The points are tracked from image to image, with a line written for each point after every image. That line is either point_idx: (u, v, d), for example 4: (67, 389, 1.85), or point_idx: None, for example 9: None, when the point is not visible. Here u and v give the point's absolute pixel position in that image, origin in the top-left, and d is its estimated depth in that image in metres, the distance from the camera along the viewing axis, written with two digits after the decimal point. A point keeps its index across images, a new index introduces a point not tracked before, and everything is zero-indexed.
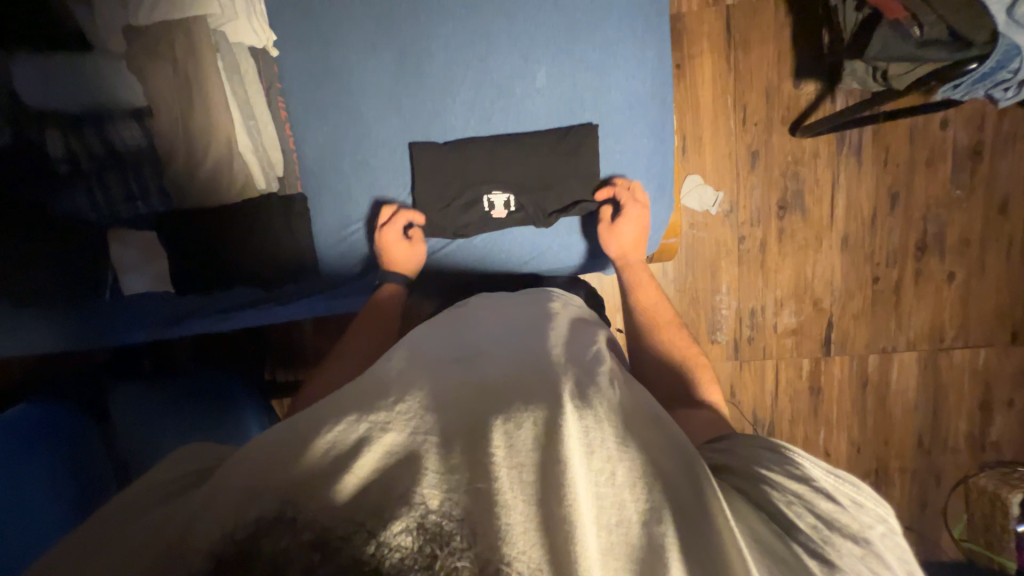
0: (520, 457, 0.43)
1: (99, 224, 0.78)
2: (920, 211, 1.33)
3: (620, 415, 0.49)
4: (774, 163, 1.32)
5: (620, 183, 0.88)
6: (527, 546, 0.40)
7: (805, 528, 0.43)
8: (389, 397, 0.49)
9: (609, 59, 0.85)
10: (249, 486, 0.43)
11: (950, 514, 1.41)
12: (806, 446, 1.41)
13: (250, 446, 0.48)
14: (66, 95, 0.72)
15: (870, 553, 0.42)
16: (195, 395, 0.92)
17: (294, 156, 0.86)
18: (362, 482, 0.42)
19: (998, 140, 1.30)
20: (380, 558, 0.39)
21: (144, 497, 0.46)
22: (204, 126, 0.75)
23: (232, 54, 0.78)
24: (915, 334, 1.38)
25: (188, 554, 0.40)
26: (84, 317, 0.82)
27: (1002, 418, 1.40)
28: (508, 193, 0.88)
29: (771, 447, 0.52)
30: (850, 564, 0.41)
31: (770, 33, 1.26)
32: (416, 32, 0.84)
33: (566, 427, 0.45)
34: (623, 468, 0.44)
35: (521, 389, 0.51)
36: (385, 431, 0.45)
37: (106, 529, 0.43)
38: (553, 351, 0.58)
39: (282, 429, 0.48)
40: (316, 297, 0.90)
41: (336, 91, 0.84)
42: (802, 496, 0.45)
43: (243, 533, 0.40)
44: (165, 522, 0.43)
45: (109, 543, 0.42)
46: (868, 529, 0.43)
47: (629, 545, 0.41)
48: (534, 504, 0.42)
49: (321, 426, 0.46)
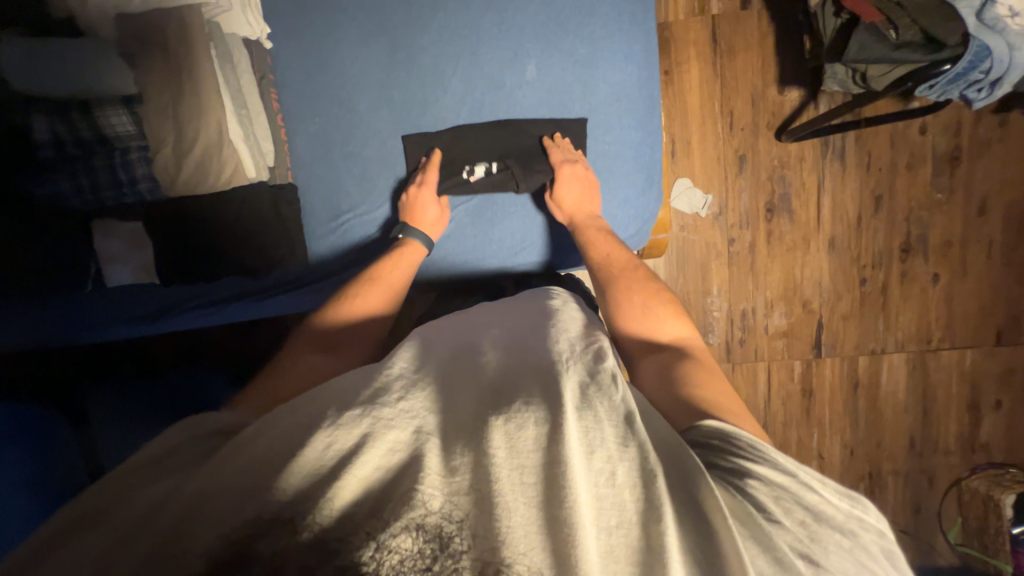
0: (521, 458, 0.44)
1: (83, 211, 0.78)
2: (903, 214, 1.36)
3: (625, 415, 0.48)
4: (761, 166, 1.34)
5: (552, 142, 0.89)
6: (527, 548, 0.40)
7: (792, 526, 0.44)
8: (392, 391, 0.49)
9: (597, 53, 0.87)
10: (247, 486, 0.43)
11: (944, 517, 1.41)
12: (800, 450, 1.41)
13: (243, 437, 0.48)
14: (52, 78, 0.70)
15: (853, 548, 0.44)
16: (174, 400, 0.90)
17: (286, 147, 0.88)
18: (362, 485, 0.43)
19: (975, 143, 1.34)
20: (379, 561, 0.39)
21: (128, 487, 0.46)
22: (196, 109, 0.73)
23: (225, 43, 0.78)
24: (903, 335, 1.40)
25: (182, 556, 0.40)
26: (67, 302, 0.83)
27: (991, 419, 1.41)
28: (490, 160, 0.89)
29: (750, 438, 0.51)
30: (839, 557, 0.43)
31: (754, 41, 1.30)
32: (409, 24, 0.85)
33: (567, 427, 0.45)
34: (622, 468, 0.44)
35: (522, 388, 0.51)
36: (386, 429, 0.45)
37: (90, 527, 0.42)
38: (555, 348, 0.58)
39: (281, 426, 0.48)
40: (304, 290, 0.89)
41: (329, 83, 0.86)
42: (790, 490, 0.46)
43: (238, 535, 0.40)
44: (155, 518, 0.42)
45: (92, 540, 0.41)
46: (846, 524, 0.45)
47: (628, 546, 0.41)
48: (534, 507, 0.42)
49: (320, 421, 0.46)
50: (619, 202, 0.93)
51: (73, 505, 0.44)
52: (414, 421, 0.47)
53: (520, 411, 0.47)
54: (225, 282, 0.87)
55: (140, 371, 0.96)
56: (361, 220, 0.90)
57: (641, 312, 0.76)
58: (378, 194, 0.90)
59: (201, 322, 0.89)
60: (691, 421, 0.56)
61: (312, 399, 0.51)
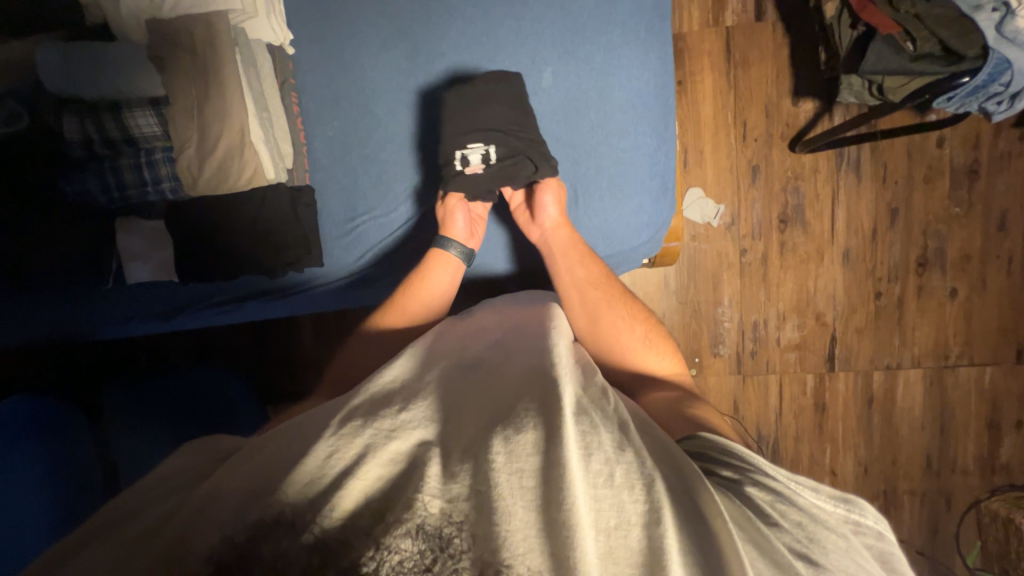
0: (520, 462, 0.44)
1: (109, 209, 0.80)
2: (920, 227, 1.35)
3: (620, 424, 0.50)
4: (775, 177, 1.34)
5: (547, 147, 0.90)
6: (527, 551, 0.40)
7: (789, 527, 0.45)
8: (394, 404, 0.51)
9: (613, 61, 0.88)
10: (250, 491, 0.44)
11: (962, 539, 1.37)
12: (812, 465, 1.38)
13: (250, 448, 0.50)
14: (84, 80, 0.72)
15: (851, 549, 0.43)
16: (187, 399, 0.91)
17: (305, 150, 0.90)
18: (364, 490, 0.43)
19: (994, 158, 1.33)
20: (380, 560, 0.40)
21: (142, 501, 0.48)
22: (220, 112, 0.75)
23: (250, 48, 0.80)
24: (920, 350, 1.37)
25: (185, 556, 0.40)
26: (85, 301, 0.84)
27: (1011, 438, 1.38)
28: (487, 144, 0.83)
29: (744, 448, 0.53)
30: (838, 559, 0.42)
31: (768, 52, 1.31)
32: (428, 30, 0.87)
33: (564, 431, 0.45)
34: (621, 469, 0.44)
35: (522, 397, 0.52)
36: (388, 438, 0.46)
37: (99, 537, 0.44)
38: (552, 354, 0.59)
39: (285, 439, 0.49)
40: (318, 290, 0.92)
41: (349, 87, 0.88)
42: (784, 494, 0.47)
43: (241, 536, 0.41)
44: (163, 525, 0.43)
45: (99, 549, 0.42)
46: (840, 526, 0.46)
47: (628, 549, 0.40)
48: (534, 510, 0.41)
49: (324, 430, 0.47)
50: (632, 209, 0.93)
51: (89, 521, 0.46)
52: (415, 431, 0.48)
53: (519, 418, 0.48)
54: (244, 281, 0.88)
55: (157, 370, 1.00)
56: (376, 224, 0.91)
57: (643, 344, 0.78)
58: (393, 198, 0.91)
59: (220, 321, 0.92)
60: (692, 431, 0.59)
61: (318, 412, 0.53)
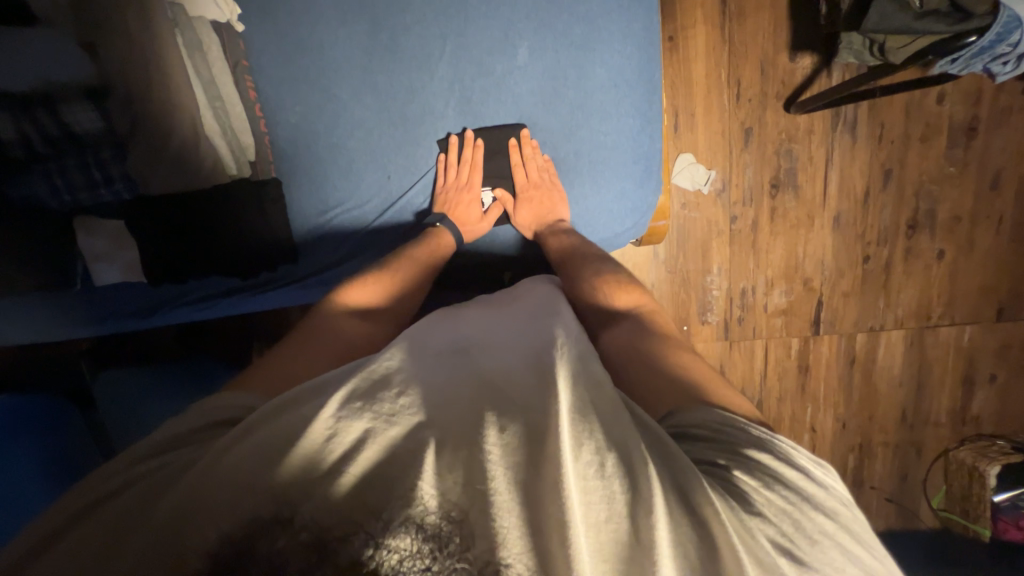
0: (515, 454, 0.45)
1: (63, 211, 0.76)
2: (913, 187, 1.32)
3: (616, 409, 0.50)
4: (768, 139, 1.29)
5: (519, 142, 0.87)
6: (524, 546, 0.40)
7: (774, 516, 0.45)
8: (391, 389, 0.51)
9: (593, 34, 0.82)
10: (243, 482, 0.44)
11: (929, 484, 1.46)
12: (792, 424, 1.43)
13: (242, 427, 0.49)
14: (12, 71, 0.67)
15: (835, 531, 0.46)
16: (184, 375, 0.92)
17: (267, 139, 0.84)
18: (360, 480, 0.44)
19: (994, 114, 1.30)
20: (379, 560, 0.40)
21: (127, 475, 0.49)
22: (165, 107, 0.72)
23: (190, 27, 0.75)
24: (903, 312, 1.39)
25: (184, 548, 0.41)
26: (60, 303, 0.80)
27: (983, 392, 1.44)
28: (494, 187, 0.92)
29: (732, 426, 0.54)
30: (819, 544, 0.44)
31: (765, 4, 1.22)
32: (389, 2, 0.79)
33: (558, 421, 0.46)
34: (611, 458, 0.45)
35: (519, 386, 0.53)
36: (388, 425, 0.47)
37: (90, 516, 0.45)
38: (551, 339, 0.59)
39: (278, 422, 0.49)
40: (289, 287, 0.88)
41: (305, 69, 0.80)
42: (771, 475, 0.49)
43: (239, 532, 0.42)
44: (154, 511, 0.44)
45: (99, 534, 0.43)
46: (826, 503, 0.48)
47: (618, 542, 0.41)
48: (530, 505, 0.42)
49: (321, 411, 0.47)
50: (614, 195, 0.90)
51: (77, 493, 0.48)
52: (412, 417, 0.49)
53: (515, 412, 0.49)
54: (213, 280, 0.85)
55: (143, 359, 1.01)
56: (354, 219, 0.87)
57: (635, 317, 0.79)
58: (367, 189, 0.86)
59: (198, 316, 0.87)
60: (669, 408, 0.58)
61: (310, 395, 0.52)
